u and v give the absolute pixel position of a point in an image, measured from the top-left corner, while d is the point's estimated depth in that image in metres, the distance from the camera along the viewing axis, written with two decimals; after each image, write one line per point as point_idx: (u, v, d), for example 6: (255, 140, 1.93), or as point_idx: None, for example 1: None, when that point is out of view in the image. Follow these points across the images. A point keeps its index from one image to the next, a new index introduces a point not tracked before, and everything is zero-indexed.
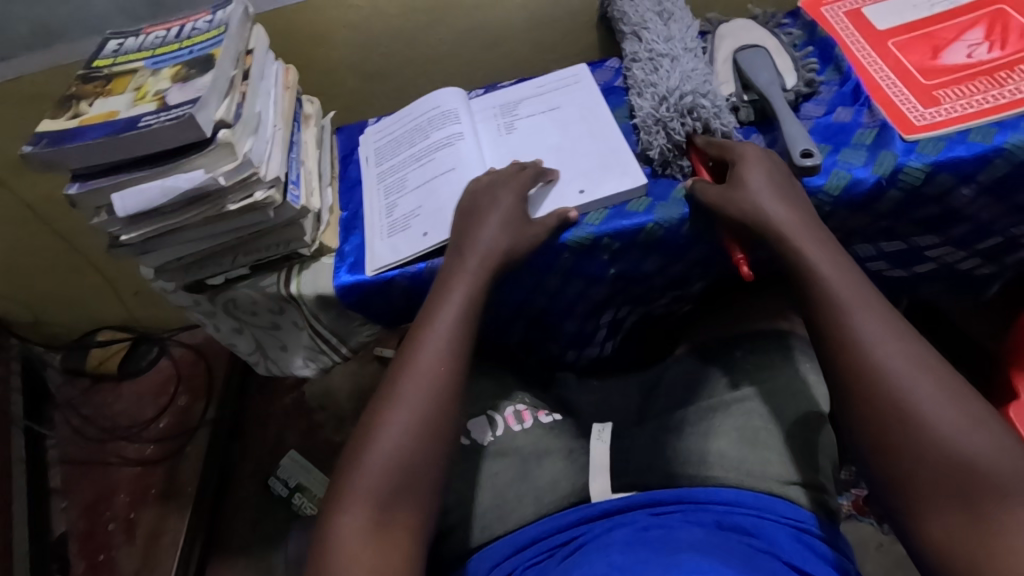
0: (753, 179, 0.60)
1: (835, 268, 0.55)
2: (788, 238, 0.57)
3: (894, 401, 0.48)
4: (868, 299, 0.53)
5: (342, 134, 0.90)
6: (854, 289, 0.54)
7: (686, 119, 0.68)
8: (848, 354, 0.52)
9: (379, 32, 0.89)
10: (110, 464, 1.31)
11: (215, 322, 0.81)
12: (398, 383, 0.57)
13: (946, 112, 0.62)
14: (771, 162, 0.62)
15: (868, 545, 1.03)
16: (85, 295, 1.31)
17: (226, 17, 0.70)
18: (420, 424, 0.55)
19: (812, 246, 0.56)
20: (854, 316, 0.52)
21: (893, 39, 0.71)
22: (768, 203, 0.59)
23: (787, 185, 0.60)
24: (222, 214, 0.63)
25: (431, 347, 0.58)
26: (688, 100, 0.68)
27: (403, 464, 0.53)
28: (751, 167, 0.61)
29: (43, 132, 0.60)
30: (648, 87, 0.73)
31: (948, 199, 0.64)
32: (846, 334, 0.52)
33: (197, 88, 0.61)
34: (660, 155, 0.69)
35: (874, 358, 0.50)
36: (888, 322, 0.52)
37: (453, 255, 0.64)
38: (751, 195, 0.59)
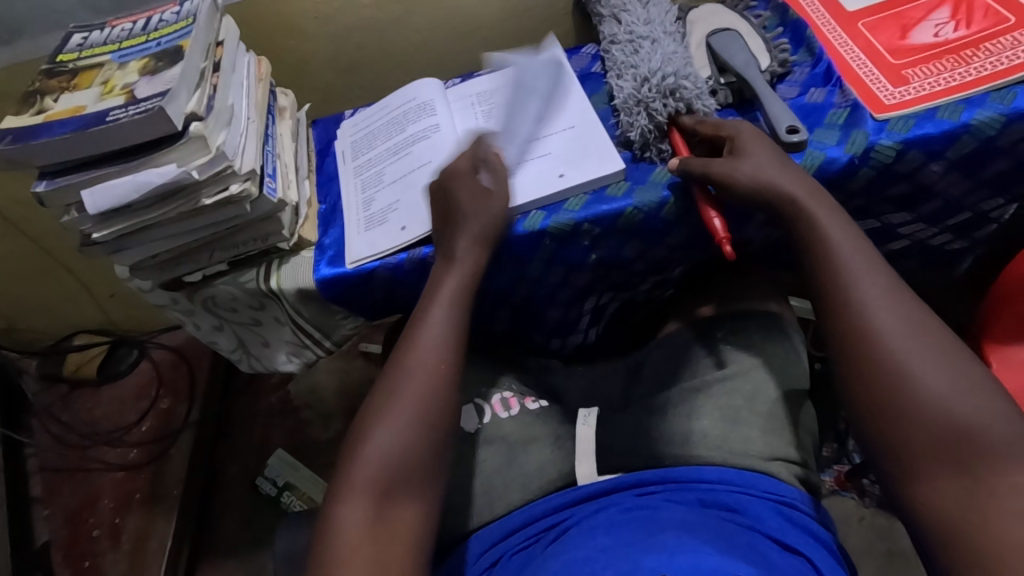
0: (755, 155, 0.60)
1: (842, 239, 0.56)
2: (796, 207, 0.58)
3: (891, 367, 0.50)
4: (870, 271, 0.55)
5: (317, 126, 0.88)
6: (858, 257, 0.55)
7: (667, 101, 0.68)
8: (849, 324, 0.53)
9: (353, 23, 0.88)
10: (92, 470, 1.28)
11: (194, 320, 0.80)
12: (398, 369, 0.58)
13: (914, 91, 0.63)
14: (755, 140, 0.62)
15: (849, 519, 1.05)
16: (59, 299, 1.28)
17: (194, 8, 0.69)
18: (422, 411, 0.55)
19: (818, 219, 0.57)
20: (859, 282, 0.54)
21: (863, 20, 0.72)
22: (773, 176, 0.59)
23: (790, 162, 0.61)
24: (197, 209, 0.62)
25: (431, 335, 0.59)
26: (670, 82, 0.69)
27: (406, 448, 0.54)
28: (750, 144, 0.61)
29: (7, 129, 0.59)
30: (629, 69, 0.73)
31: (919, 176, 0.65)
32: (848, 303, 0.54)
33: (166, 81, 0.59)
34: (641, 136, 0.69)
35: (873, 327, 0.52)
36: (891, 293, 0.53)
37: (445, 245, 0.64)
38: (755, 166, 0.60)
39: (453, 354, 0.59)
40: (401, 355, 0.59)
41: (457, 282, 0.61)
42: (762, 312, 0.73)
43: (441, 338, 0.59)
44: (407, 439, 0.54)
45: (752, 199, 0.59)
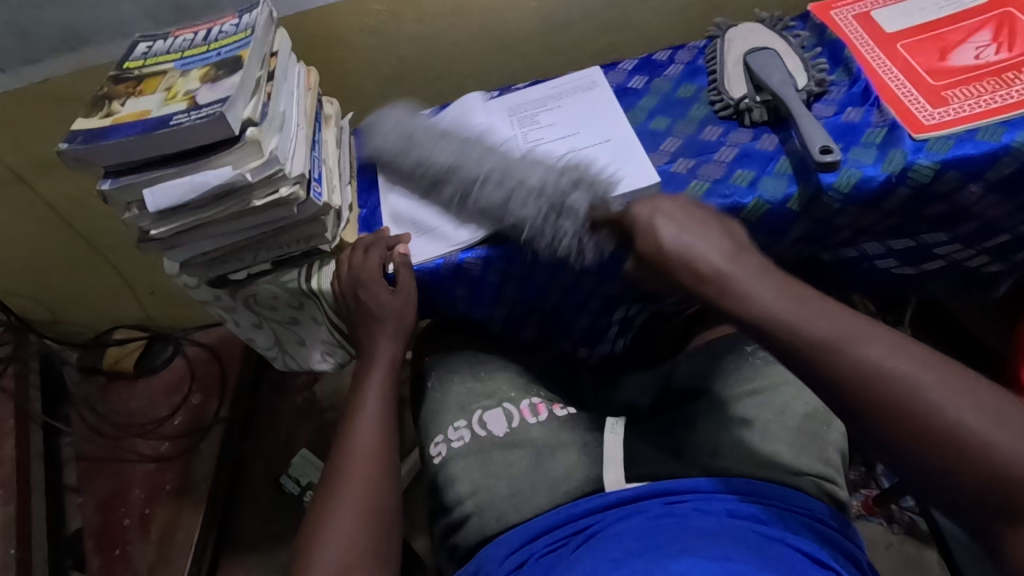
0: (668, 238, 0.55)
1: (788, 304, 0.48)
2: (726, 278, 0.51)
3: (914, 408, 0.43)
4: (826, 315, 0.47)
5: (360, 134, 0.92)
6: (815, 312, 0.47)
7: (574, 193, 0.65)
8: (839, 387, 0.45)
9: (397, 36, 0.92)
10: (126, 461, 1.32)
11: (235, 317, 0.83)
12: (344, 460, 0.64)
13: (953, 112, 0.64)
14: (672, 214, 0.57)
15: (877, 544, 1.03)
16: (103, 293, 1.34)
17: (252, 21, 0.73)
18: (371, 493, 0.61)
19: (742, 275, 0.51)
20: (833, 347, 0.46)
21: (901, 41, 0.73)
22: (701, 251, 0.53)
23: (698, 224, 0.56)
24: (248, 209, 0.65)
25: (365, 431, 0.67)
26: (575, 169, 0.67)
27: (360, 525, 0.59)
28: (662, 220, 0.56)
29: (78, 130, 0.63)
30: (517, 165, 0.69)
31: (956, 197, 0.65)
32: (828, 371, 0.45)
33: (226, 88, 0.63)
34: (574, 242, 0.65)
35: (865, 366, 0.44)
36: (849, 327, 0.46)
37: (362, 354, 0.73)
38: (688, 249, 0.54)
39: (385, 443, 0.67)
40: (342, 448, 0.66)
41: (381, 386, 0.71)
42: None
43: (374, 430, 0.67)
44: (361, 522, 0.59)
45: (696, 291, 0.53)
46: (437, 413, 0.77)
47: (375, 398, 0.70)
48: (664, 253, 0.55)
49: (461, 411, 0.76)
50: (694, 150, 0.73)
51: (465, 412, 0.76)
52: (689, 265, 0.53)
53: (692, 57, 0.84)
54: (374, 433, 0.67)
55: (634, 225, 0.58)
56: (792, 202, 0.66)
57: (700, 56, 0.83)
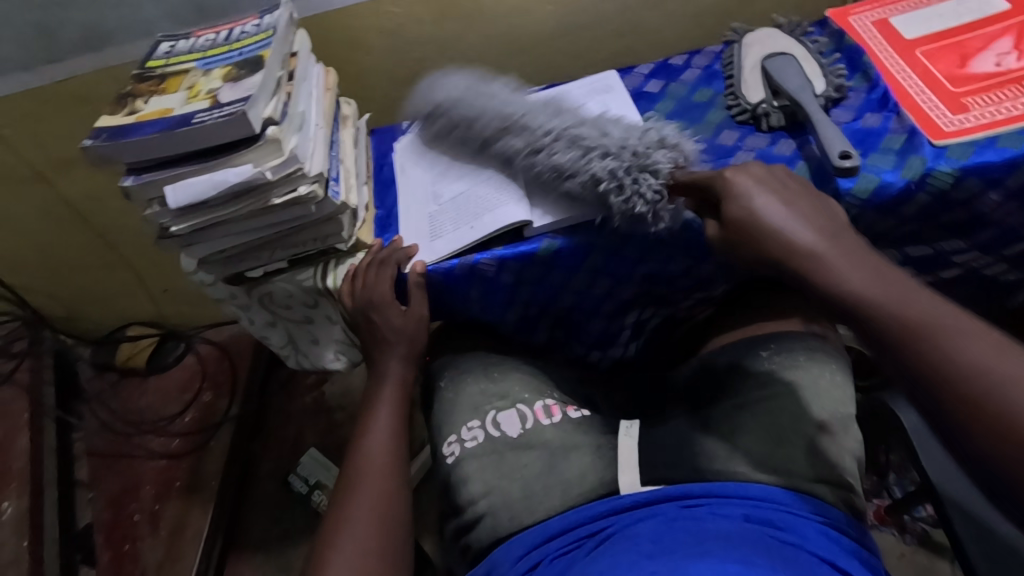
0: (766, 209, 0.56)
1: (863, 281, 0.50)
2: (810, 254, 0.52)
3: (996, 394, 0.41)
4: (923, 302, 0.47)
5: (375, 136, 0.92)
6: (900, 294, 0.48)
7: (656, 155, 0.66)
8: (921, 358, 0.45)
9: (414, 38, 0.92)
10: (136, 457, 1.33)
11: (250, 315, 0.83)
12: (357, 473, 0.65)
13: (974, 119, 0.63)
14: (770, 183, 0.58)
15: (889, 555, 1.02)
16: (118, 290, 1.35)
17: (273, 22, 0.74)
18: (382, 504, 0.63)
19: (831, 255, 0.52)
20: (914, 326, 0.46)
21: (921, 48, 0.73)
22: (792, 226, 0.54)
23: (803, 203, 0.56)
24: (267, 208, 0.66)
25: (376, 443, 0.68)
26: (658, 132, 0.68)
27: (372, 535, 0.60)
28: (763, 195, 0.57)
29: (102, 127, 0.64)
30: (592, 126, 0.70)
31: (976, 204, 0.64)
32: (915, 340, 0.45)
33: (248, 87, 0.64)
34: (648, 206, 0.64)
35: (947, 348, 0.44)
36: (946, 315, 0.46)
37: (376, 371, 0.75)
38: (773, 225, 0.55)
39: (395, 456, 0.68)
40: (353, 460, 0.67)
41: (390, 404, 0.72)
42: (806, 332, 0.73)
43: (386, 442, 0.68)
44: (371, 531, 0.60)
45: (780, 259, 0.54)
46: (450, 414, 0.77)
47: (386, 415, 0.71)
48: (753, 218, 0.56)
49: (474, 411, 0.76)
50: (710, 154, 0.73)
51: (478, 413, 0.76)
52: (781, 233, 0.54)
53: (709, 61, 0.84)
54: (386, 449, 0.68)
55: (727, 189, 0.59)
56: None
57: (717, 61, 0.84)
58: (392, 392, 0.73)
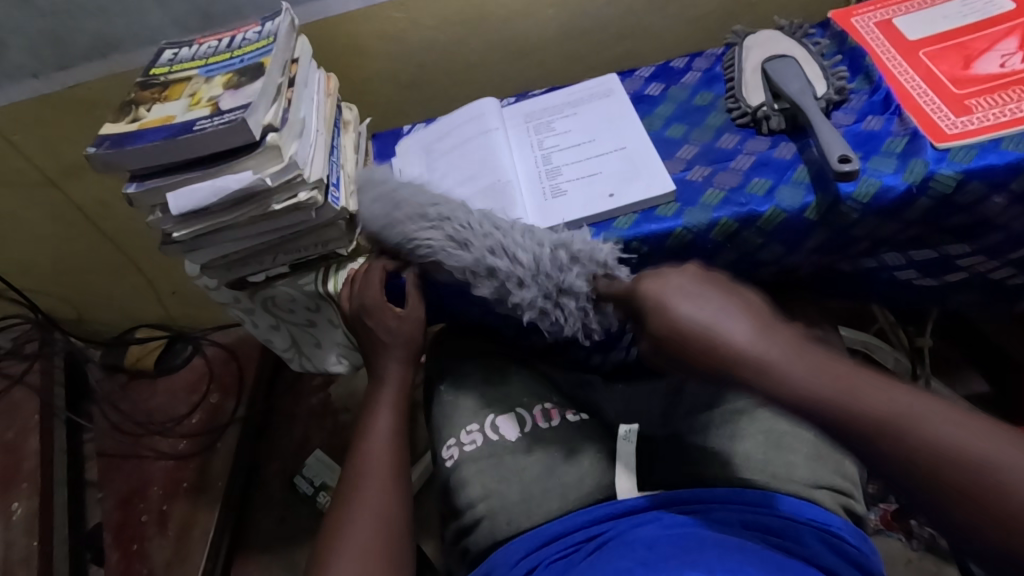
0: (683, 311, 0.46)
1: (824, 386, 0.40)
2: (755, 366, 0.42)
3: (990, 483, 0.34)
4: (875, 386, 0.39)
5: (377, 140, 0.93)
6: (870, 391, 0.39)
7: (570, 275, 0.61)
8: (899, 463, 0.37)
9: (416, 43, 0.93)
10: (145, 457, 1.34)
11: (253, 319, 0.84)
12: (357, 476, 0.65)
13: (977, 121, 0.62)
14: (690, 287, 0.48)
15: (896, 561, 1.01)
16: (126, 293, 1.37)
17: (275, 29, 0.74)
18: (383, 508, 0.63)
19: (786, 364, 0.42)
20: (909, 433, 0.37)
21: (924, 49, 0.72)
22: (722, 323, 0.45)
23: (703, 291, 0.47)
24: (267, 213, 0.66)
25: (377, 446, 0.68)
26: (566, 246, 0.62)
27: (375, 533, 0.60)
28: (675, 292, 0.48)
29: (105, 135, 0.64)
30: (500, 235, 0.63)
31: (979, 207, 0.64)
32: (891, 447, 0.38)
33: (248, 94, 0.64)
34: (574, 332, 0.63)
35: (932, 439, 0.36)
36: (903, 396, 0.39)
37: (374, 373, 0.74)
38: (717, 332, 0.44)
39: (396, 459, 0.68)
40: (354, 461, 0.67)
41: (390, 402, 0.72)
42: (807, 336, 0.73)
43: (387, 445, 0.69)
44: (372, 533, 0.60)
45: (724, 373, 0.44)
46: (450, 417, 0.77)
47: (387, 411, 0.71)
48: (677, 330, 0.46)
49: (473, 415, 0.76)
50: (710, 158, 0.72)
51: (478, 417, 0.76)
52: (714, 345, 0.44)
53: (710, 64, 0.83)
54: (387, 447, 0.68)
55: (642, 303, 0.51)
56: (809, 212, 0.65)
57: (718, 64, 0.83)
58: (391, 395, 0.72)
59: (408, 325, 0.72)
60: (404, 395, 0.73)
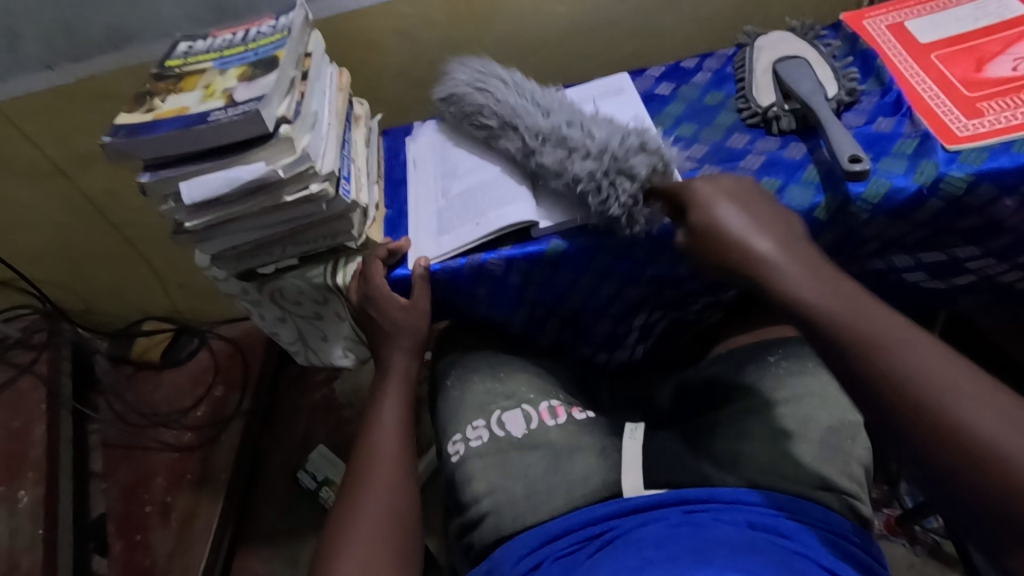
0: (726, 219, 0.57)
1: (825, 295, 0.50)
2: (765, 260, 0.53)
3: (932, 400, 0.42)
4: (870, 314, 0.47)
5: (387, 136, 0.93)
6: (862, 309, 0.48)
7: (635, 158, 0.65)
8: (867, 368, 0.45)
9: (427, 39, 0.93)
10: (149, 449, 1.35)
11: (261, 311, 0.84)
12: (364, 470, 0.66)
13: (988, 124, 0.63)
14: (736, 194, 0.59)
15: (899, 566, 1.01)
16: (134, 284, 1.38)
17: (289, 22, 0.75)
18: (390, 501, 0.63)
19: (796, 273, 0.52)
20: (878, 355, 0.45)
21: (936, 52, 0.72)
22: (752, 236, 0.55)
23: (757, 208, 0.58)
24: (279, 205, 0.67)
25: (383, 440, 0.69)
26: (639, 135, 0.67)
27: (382, 527, 0.60)
28: (725, 205, 0.58)
29: (120, 124, 0.65)
30: (577, 130, 0.69)
31: (990, 210, 0.64)
32: (861, 361, 0.46)
33: (262, 86, 0.65)
34: (621, 210, 0.65)
35: (897, 359, 0.44)
36: (897, 327, 0.46)
37: (380, 367, 0.75)
38: (735, 228, 0.56)
39: (402, 452, 0.68)
40: (361, 456, 0.68)
41: (396, 399, 0.73)
42: None
43: (394, 439, 0.69)
44: (380, 525, 0.60)
45: (741, 268, 0.55)
46: (456, 412, 0.77)
47: (394, 407, 0.72)
48: (713, 226, 0.57)
49: (479, 411, 0.76)
50: (719, 157, 0.72)
51: (484, 412, 0.76)
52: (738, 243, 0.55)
53: (720, 64, 0.84)
54: (394, 442, 0.69)
55: (690, 209, 0.60)
56: (818, 211, 0.65)
57: (728, 65, 0.83)
58: (398, 389, 0.74)
59: (415, 317, 0.73)
60: (410, 389, 0.74)
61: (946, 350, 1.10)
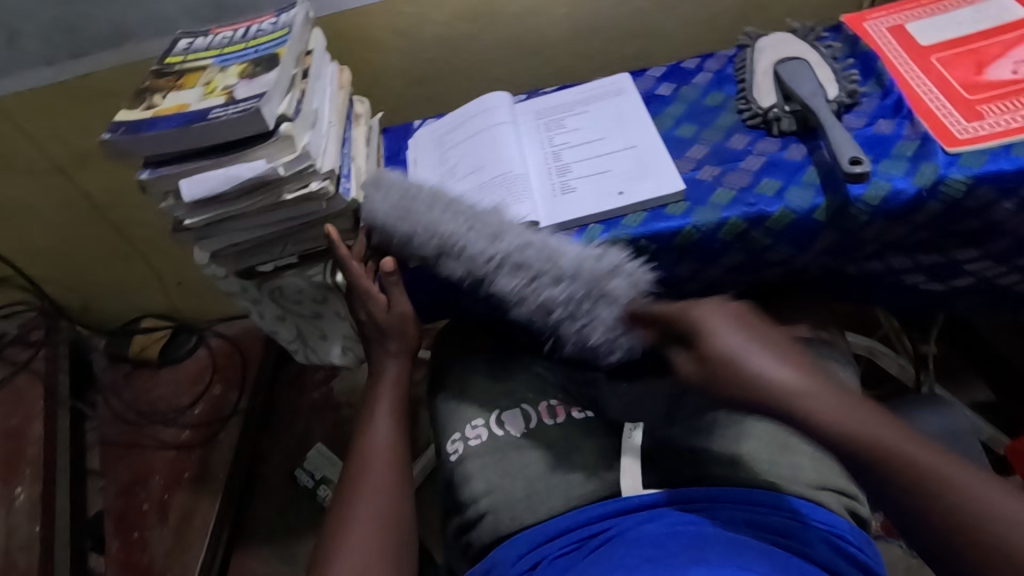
0: (729, 348, 0.49)
1: (858, 428, 0.44)
2: (790, 404, 0.46)
3: (1019, 545, 0.38)
4: (871, 424, 0.44)
5: (387, 134, 0.93)
6: (900, 441, 0.43)
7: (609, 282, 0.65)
8: (929, 509, 0.41)
9: (428, 38, 0.93)
10: (147, 447, 1.35)
11: (260, 309, 0.84)
12: (358, 474, 0.65)
13: (988, 127, 0.63)
14: (732, 319, 0.52)
15: (896, 568, 1.01)
16: (133, 282, 1.37)
17: (289, 20, 0.75)
18: (383, 505, 0.62)
19: (822, 408, 0.45)
20: (938, 493, 0.41)
21: (936, 55, 0.72)
22: (768, 364, 0.48)
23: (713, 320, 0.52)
24: (279, 203, 0.67)
25: (377, 443, 0.68)
26: (608, 256, 0.66)
27: (378, 531, 0.60)
28: (719, 328, 0.51)
29: (120, 121, 0.65)
30: (545, 238, 0.67)
31: (989, 213, 0.64)
32: (924, 504, 0.41)
33: (263, 84, 0.65)
34: (602, 340, 0.66)
35: (962, 499, 0.40)
36: (939, 458, 0.42)
37: (373, 370, 0.75)
38: (746, 363, 0.48)
39: (396, 455, 0.68)
40: (355, 458, 0.67)
41: (389, 401, 0.72)
42: (813, 338, 0.74)
43: (388, 442, 0.68)
44: (373, 531, 0.60)
45: (766, 409, 0.47)
46: (456, 412, 0.77)
47: (388, 408, 0.72)
48: (724, 365, 0.49)
49: (479, 410, 0.76)
50: (719, 158, 0.72)
51: (482, 411, 0.76)
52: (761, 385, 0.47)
53: (721, 65, 0.84)
54: (387, 446, 0.68)
55: (687, 332, 0.53)
56: (818, 213, 0.65)
57: (729, 66, 0.83)
58: (389, 392, 0.73)
59: (393, 318, 0.73)
60: (401, 392, 0.74)
61: (945, 351, 1.11)
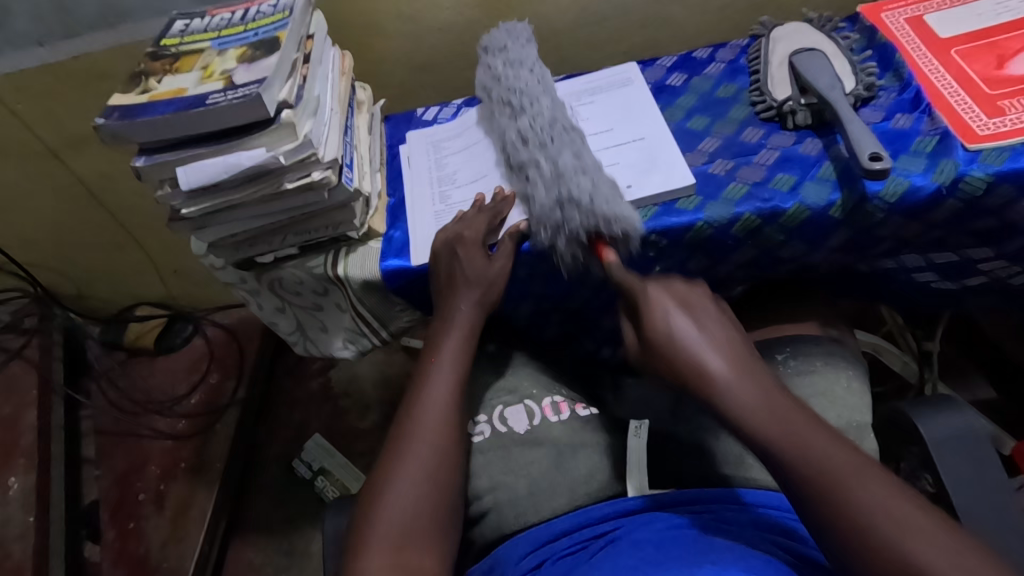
0: (678, 325, 0.54)
1: (769, 414, 0.49)
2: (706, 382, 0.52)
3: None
4: (809, 431, 0.48)
5: (390, 122, 0.91)
6: (806, 433, 0.47)
7: (568, 212, 0.62)
8: (825, 500, 0.45)
9: (431, 23, 0.91)
10: (142, 436, 1.33)
11: (258, 301, 0.82)
12: (410, 427, 0.59)
13: (1009, 123, 0.61)
14: (686, 300, 0.57)
15: None
16: (128, 270, 1.35)
17: (290, 3, 0.72)
18: (433, 466, 0.57)
19: (734, 380, 0.51)
20: (825, 483, 0.45)
21: (957, 47, 0.70)
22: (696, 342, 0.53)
23: (714, 325, 0.55)
24: (279, 192, 0.65)
25: (435, 393, 0.61)
26: (575, 184, 0.63)
27: (417, 504, 0.54)
28: (676, 308, 0.56)
29: (114, 105, 0.62)
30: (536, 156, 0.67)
31: (1008, 211, 0.62)
32: (814, 492, 0.45)
33: (263, 70, 0.62)
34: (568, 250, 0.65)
35: (847, 496, 0.44)
36: (837, 449, 0.46)
37: (441, 312, 0.67)
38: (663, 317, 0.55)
39: (456, 410, 0.61)
40: (408, 414, 0.60)
41: (453, 354, 0.64)
42: (823, 336, 0.72)
43: (447, 396, 0.61)
44: (419, 494, 0.55)
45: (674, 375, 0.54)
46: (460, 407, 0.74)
47: (451, 360, 0.63)
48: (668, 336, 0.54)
49: (481, 406, 0.73)
50: (732, 152, 0.71)
51: (486, 408, 0.73)
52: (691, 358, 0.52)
53: (734, 56, 0.82)
54: (449, 397, 0.61)
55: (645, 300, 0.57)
56: (834, 209, 0.63)
57: (742, 56, 0.81)
58: (466, 325, 0.66)
59: (483, 265, 0.67)
60: (478, 326, 0.66)
61: (949, 351, 1.10)
